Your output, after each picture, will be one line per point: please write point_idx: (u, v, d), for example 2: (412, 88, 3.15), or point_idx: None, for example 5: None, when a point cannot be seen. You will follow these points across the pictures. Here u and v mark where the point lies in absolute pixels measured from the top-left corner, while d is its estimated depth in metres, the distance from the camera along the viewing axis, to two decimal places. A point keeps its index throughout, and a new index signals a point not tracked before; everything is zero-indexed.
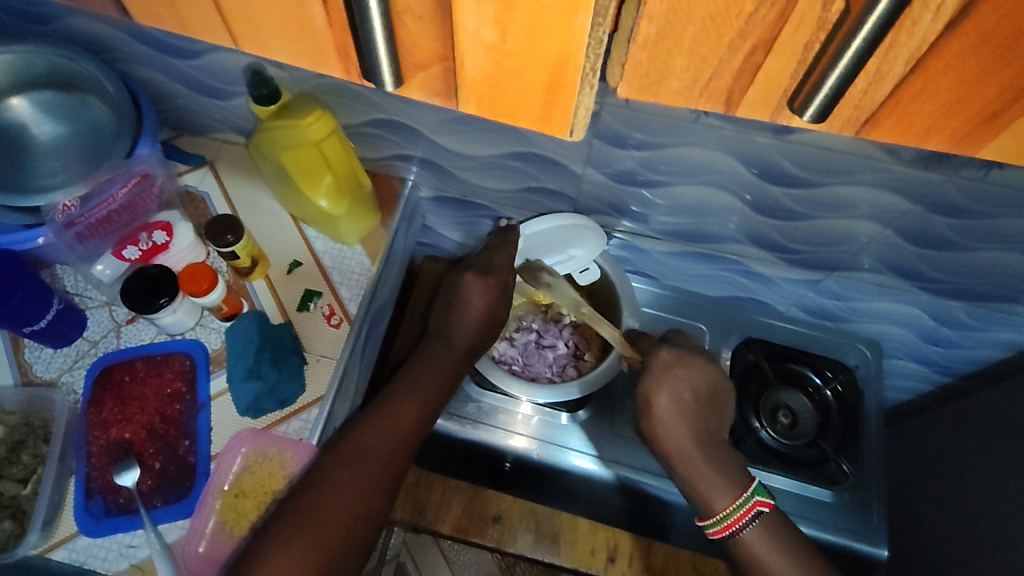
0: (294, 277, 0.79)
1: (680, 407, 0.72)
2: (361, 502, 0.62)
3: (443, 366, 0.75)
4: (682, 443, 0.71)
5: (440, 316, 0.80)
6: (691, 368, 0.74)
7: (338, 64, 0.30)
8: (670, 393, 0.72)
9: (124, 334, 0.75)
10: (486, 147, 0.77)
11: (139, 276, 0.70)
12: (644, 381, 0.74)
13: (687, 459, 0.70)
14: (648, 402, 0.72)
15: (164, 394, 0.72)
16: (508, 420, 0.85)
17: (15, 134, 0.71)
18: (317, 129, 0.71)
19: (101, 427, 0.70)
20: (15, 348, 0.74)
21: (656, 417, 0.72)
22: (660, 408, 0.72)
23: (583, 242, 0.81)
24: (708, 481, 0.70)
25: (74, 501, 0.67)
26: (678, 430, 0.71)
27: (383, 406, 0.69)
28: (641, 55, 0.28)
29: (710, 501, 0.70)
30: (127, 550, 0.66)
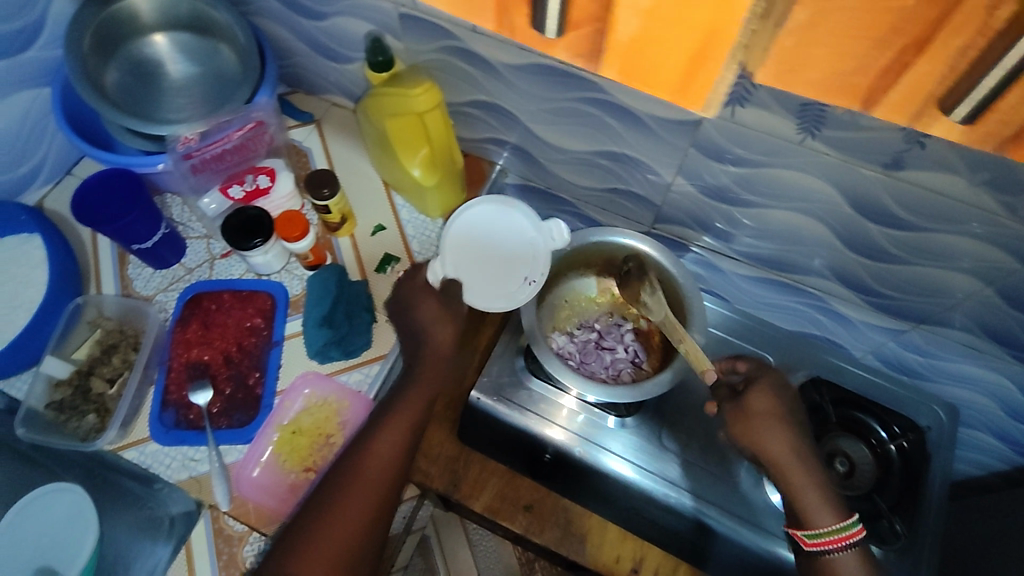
0: (377, 239, 0.84)
1: (770, 409, 0.68)
2: (356, 531, 0.61)
3: (431, 384, 0.68)
4: (787, 446, 0.67)
5: (414, 329, 0.71)
6: (777, 378, 0.71)
7: (496, 15, 0.32)
8: (770, 398, 0.69)
9: (216, 267, 0.81)
10: (581, 142, 0.78)
11: (240, 215, 0.75)
12: (746, 393, 0.70)
13: (792, 461, 0.67)
14: (749, 404, 0.69)
15: (244, 326, 0.77)
16: (550, 411, 0.87)
17: (154, 68, 0.80)
18: (423, 100, 0.72)
19: (184, 345, 0.75)
20: (121, 262, 0.81)
21: (756, 418, 0.68)
22: (759, 412, 0.68)
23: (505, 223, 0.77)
24: (816, 493, 0.66)
25: (151, 409, 0.72)
26: (773, 436, 0.67)
27: (372, 427, 0.65)
28: (787, 41, 0.31)
29: (806, 504, 0.66)
30: (189, 462, 0.70)
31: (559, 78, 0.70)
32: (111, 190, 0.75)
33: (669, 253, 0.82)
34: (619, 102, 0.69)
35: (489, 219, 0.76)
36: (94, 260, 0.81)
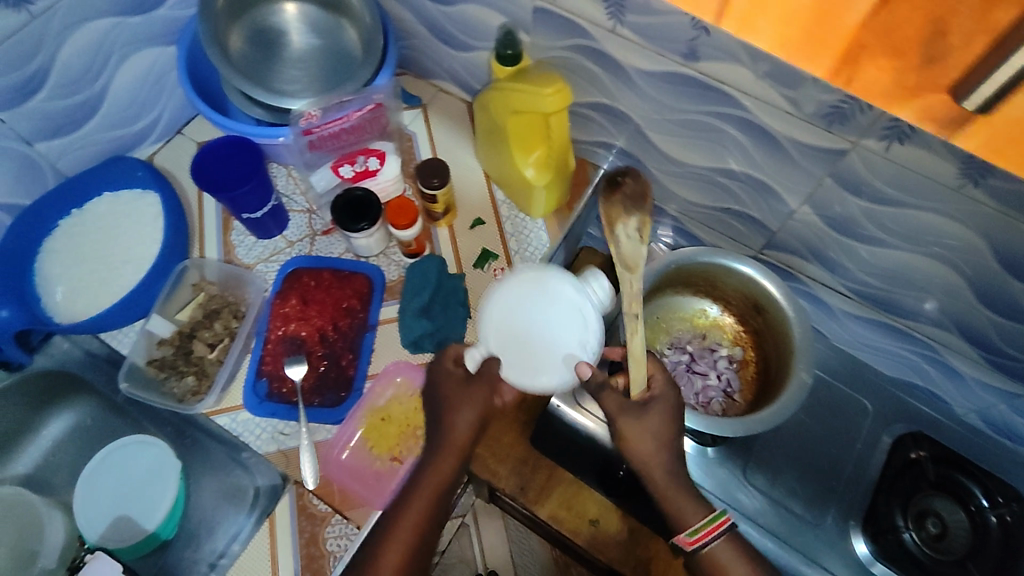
0: (475, 233, 0.83)
1: (665, 434, 0.62)
2: None
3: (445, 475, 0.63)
4: (646, 452, 0.61)
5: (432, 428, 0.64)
6: (679, 401, 0.64)
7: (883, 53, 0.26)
8: (668, 423, 0.63)
9: (317, 244, 0.81)
10: (701, 156, 0.75)
11: (346, 196, 0.75)
12: (643, 412, 0.62)
13: (651, 464, 0.61)
14: (636, 415, 0.62)
15: (341, 306, 0.77)
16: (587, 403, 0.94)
17: (279, 37, 0.79)
18: (553, 101, 0.68)
19: (282, 319, 0.76)
20: (225, 228, 0.82)
21: (643, 436, 0.61)
22: (651, 436, 0.61)
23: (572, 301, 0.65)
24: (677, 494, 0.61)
25: (246, 378, 0.73)
26: (650, 446, 0.61)
27: (381, 540, 0.60)
28: None
29: (679, 513, 0.60)
30: (279, 435, 0.71)
31: (694, 90, 0.66)
32: (229, 160, 0.77)
33: (782, 282, 0.77)
34: (759, 122, 0.65)
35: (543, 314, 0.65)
36: (198, 222, 0.82)
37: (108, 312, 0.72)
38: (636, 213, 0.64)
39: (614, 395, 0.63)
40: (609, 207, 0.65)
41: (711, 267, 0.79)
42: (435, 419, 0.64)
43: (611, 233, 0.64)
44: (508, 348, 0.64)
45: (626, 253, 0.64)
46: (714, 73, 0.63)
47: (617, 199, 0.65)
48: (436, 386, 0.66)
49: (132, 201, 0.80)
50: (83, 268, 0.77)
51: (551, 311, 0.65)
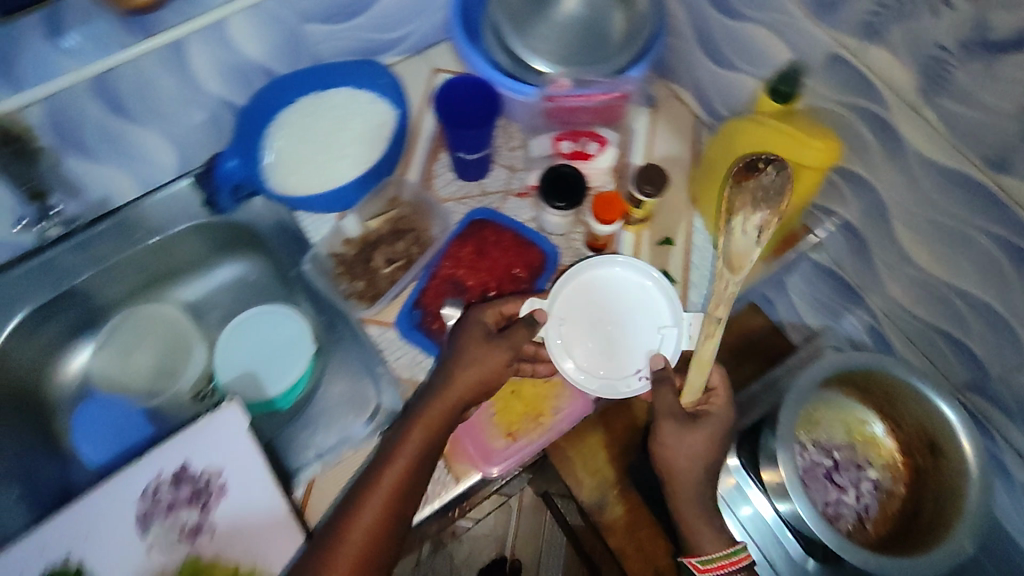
0: (662, 251, 0.79)
1: (700, 452, 0.64)
2: (377, 529, 0.60)
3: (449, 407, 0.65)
4: (686, 459, 0.64)
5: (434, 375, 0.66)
6: (727, 424, 0.66)
7: None
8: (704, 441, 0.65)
9: (508, 203, 0.82)
10: (943, 266, 0.67)
11: (556, 170, 0.76)
12: (692, 426, 0.65)
13: (678, 476, 0.65)
14: (688, 425, 0.65)
15: (511, 271, 0.78)
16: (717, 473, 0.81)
17: None
18: (815, 156, 0.64)
19: (454, 262, 0.77)
20: (432, 155, 0.84)
21: (686, 444, 0.64)
22: (689, 450, 0.64)
23: (651, 314, 0.73)
24: (700, 518, 0.65)
25: (405, 300, 0.75)
26: (694, 449, 0.64)
27: (373, 475, 0.62)
28: None
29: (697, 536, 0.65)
30: (415, 364, 0.73)
31: (978, 197, 0.59)
32: (471, 98, 0.80)
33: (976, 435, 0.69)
34: None
35: (630, 314, 0.73)
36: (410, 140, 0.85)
37: (318, 197, 0.77)
38: (764, 208, 0.63)
39: (671, 399, 0.66)
40: (734, 195, 0.64)
41: (900, 389, 0.71)
42: (441, 369, 0.66)
43: (727, 223, 0.63)
44: (577, 324, 0.72)
45: (734, 250, 0.63)
46: (1016, 187, 0.56)
47: (752, 185, 0.64)
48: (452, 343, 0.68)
49: (365, 103, 0.84)
50: (302, 145, 0.82)
51: (634, 316, 0.73)
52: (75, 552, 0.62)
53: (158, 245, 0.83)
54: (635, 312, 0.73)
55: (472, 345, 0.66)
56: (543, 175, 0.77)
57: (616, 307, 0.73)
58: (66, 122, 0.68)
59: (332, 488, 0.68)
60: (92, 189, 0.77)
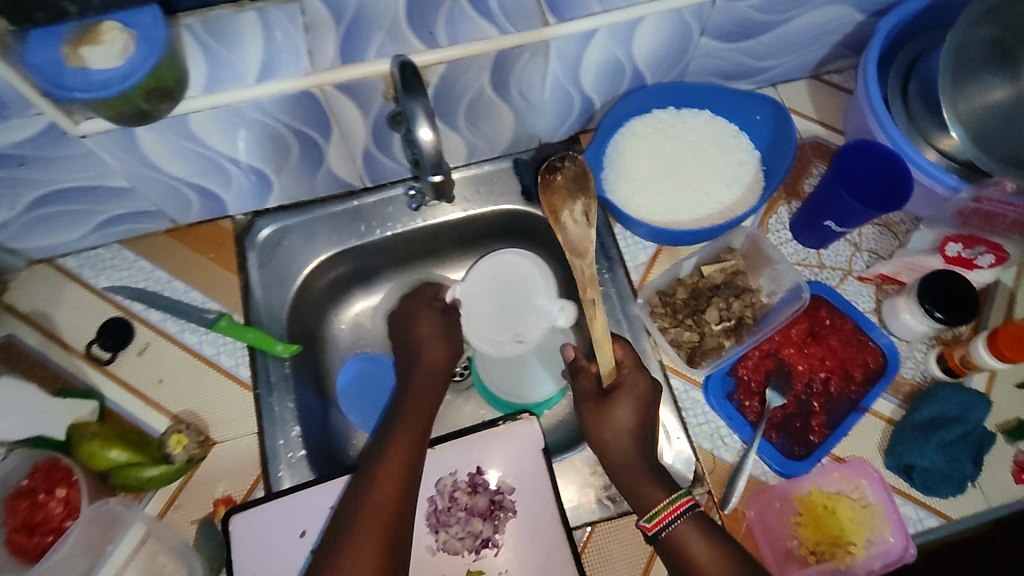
0: (1019, 396, 0.68)
1: (629, 425, 0.61)
2: (379, 516, 0.56)
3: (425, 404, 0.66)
4: (617, 431, 0.60)
5: (409, 367, 0.71)
6: (645, 391, 0.63)
7: None
8: (631, 411, 0.62)
9: (846, 284, 0.73)
10: None
11: (945, 276, 0.66)
12: (609, 401, 0.62)
13: (633, 482, 0.60)
14: (607, 409, 0.62)
15: (843, 369, 0.68)
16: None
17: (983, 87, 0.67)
18: None
19: (783, 339, 0.69)
20: (769, 209, 0.77)
21: (605, 405, 0.62)
22: (612, 425, 0.61)
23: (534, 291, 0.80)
24: (641, 485, 0.60)
25: (723, 364, 0.68)
26: (621, 417, 0.61)
27: (355, 506, 0.58)
28: None
29: (644, 495, 0.59)
30: (717, 436, 0.67)
31: None
32: (867, 166, 0.69)
33: None
34: None
35: (519, 285, 0.80)
36: None
37: (690, 234, 0.69)
38: (581, 197, 0.64)
39: (587, 382, 0.65)
40: (552, 195, 0.65)
41: None
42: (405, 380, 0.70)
43: (557, 221, 0.65)
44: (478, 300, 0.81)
45: (575, 239, 0.64)
46: None
47: (560, 186, 0.65)
48: (409, 318, 0.75)
49: (728, 135, 0.77)
50: (645, 162, 0.76)
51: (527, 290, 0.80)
52: None
53: (452, 222, 0.80)
54: (528, 286, 0.80)
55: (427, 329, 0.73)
56: (928, 276, 0.66)
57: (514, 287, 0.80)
58: (450, 87, 0.65)
59: (613, 537, 0.64)
60: None
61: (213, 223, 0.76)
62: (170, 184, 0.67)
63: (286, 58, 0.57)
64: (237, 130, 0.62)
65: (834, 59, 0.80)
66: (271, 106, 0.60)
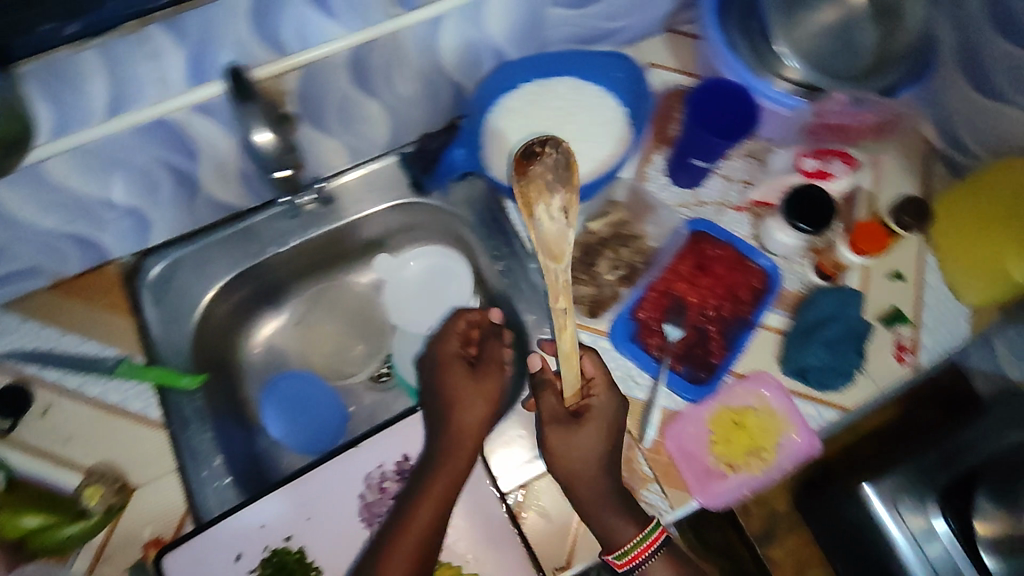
0: (891, 287, 0.74)
1: (596, 447, 0.63)
2: None
3: (444, 478, 0.61)
4: (587, 454, 0.63)
5: (441, 433, 0.63)
6: (614, 413, 0.65)
7: None
8: (598, 436, 0.64)
9: (725, 217, 0.77)
10: None
11: (803, 190, 0.72)
12: (578, 425, 0.64)
13: (599, 504, 0.62)
14: (574, 434, 0.64)
15: (731, 292, 0.73)
16: (907, 509, 0.73)
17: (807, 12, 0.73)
18: None
19: (673, 275, 0.74)
20: (645, 160, 0.80)
21: (572, 430, 0.64)
22: (580, 450, 0.63)
23: (452, 285, 0.85)
24: (604, 510, 0.62)
25: (622, 310, 0.72)
26: (587, 441, 0.63)
27: None
28: None
29: (612, 528, 0.61)
30: (629, 378, 0.70)
31: None
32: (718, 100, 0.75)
33: None
34: None
35: (441, 273, 0.85)
36: None
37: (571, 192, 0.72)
38: (558, 190, 0.66)
39: (553, 404, 0.66)
40: (529, 184, 0.67)
41: None
42: (438, 448, 0.63)
43: (532, 216, 0.67)
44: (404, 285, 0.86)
45: (549, 236, 0.67)
46: None
47: (537, 173, 0.67)
48: (433, 378, 0.68)
49: (592, 97, 0.78)
50: (520, 136, 0.78)
51: (445, 280, 0.85)
52: (290, 536, 0.61)
53: (345, 226, 0.80)
54: (448, 275, 0.85)
55: (462, 381, 0.66)
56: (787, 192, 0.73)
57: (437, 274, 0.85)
58: (314, 93, 0.66)
59: (548, 492, 0.66)
60: (309, 159, 0.75)
61: (97, 270, 0.74)
62: (39, 237, 0.65)
63: (132, 91, 0.56)
64: (97, 170, 0.61)
65: (683, 9, 0.84)
66: (128, 138, 0.60)
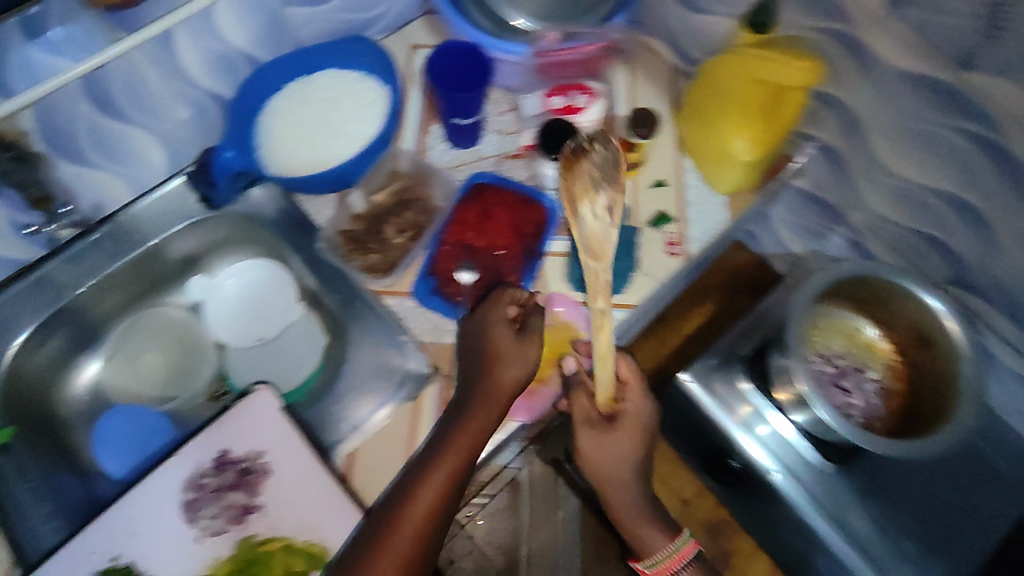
0: (656, 193, 0.83)
1: (624, 450, 0.67)
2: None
3: (467, 439, 0.62)
4: (619, 457, 0.67)
5: (476, 387, 0.64)
6: (643, 415, 0.68)
7: None
8: (630, 438, 0.67)
9: (503, 166, 0.83)
10: (916, 171, 0.73)
11: (550, 125, 0.78)
12: (610, 427, 0.67)
13: (614, 489, 0.69)
14: (607, 444, 0.67)
15: (517, 229, 0.79)
16: (732, 400, 0.87)
17: None
18: (796, 77, 0.69)
19: (461, 226, 0.79)
20: (423, 130, 0.85)
21: (605, 433, 0.67)
22: (610, 455, 0.67)
23: (272, 295, 0.84)
24: (642, 520, 0.69)
25: (419, 269, 0.76)
26: (622, 448, 0.67)
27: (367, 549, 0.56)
28: None
29: (642, 533, 0.69)
30: (437, 329, 0.74)
31: (943, 99, 0.65)
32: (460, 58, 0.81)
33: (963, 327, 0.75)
34: (1009, 151, 0.64)
35: (259, 286, 0.84)
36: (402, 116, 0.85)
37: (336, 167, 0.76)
38: (603, 186, 0.57)
39: (587, 406, 0.67)
40: (574, 180, 0.57)
41: (879, 290, 0.78)
42: (467, 397, 0.64)
43: (576, 212, 0.57)
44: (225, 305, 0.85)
45: (593, 236, 0.58)
46: (978, 86, 0.62)
47: (584, 168, 0.57)
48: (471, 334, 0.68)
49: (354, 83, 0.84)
50: (295, 131, 0.82)
51: (264, 293, 0.84)
52: (117, 557, 0.62)
53: (144, 254, 0.81)
54: (265, 286, 0.84)
55: (508, 341, 0.66)
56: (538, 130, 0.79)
57: (254, 288, 0.84)
58: (59, 128, 0.68)
59: (372, 454, 0.68)
60: (83, 196, 0.76)
61: None
62: None
63: None
64: None
65: None
66: None
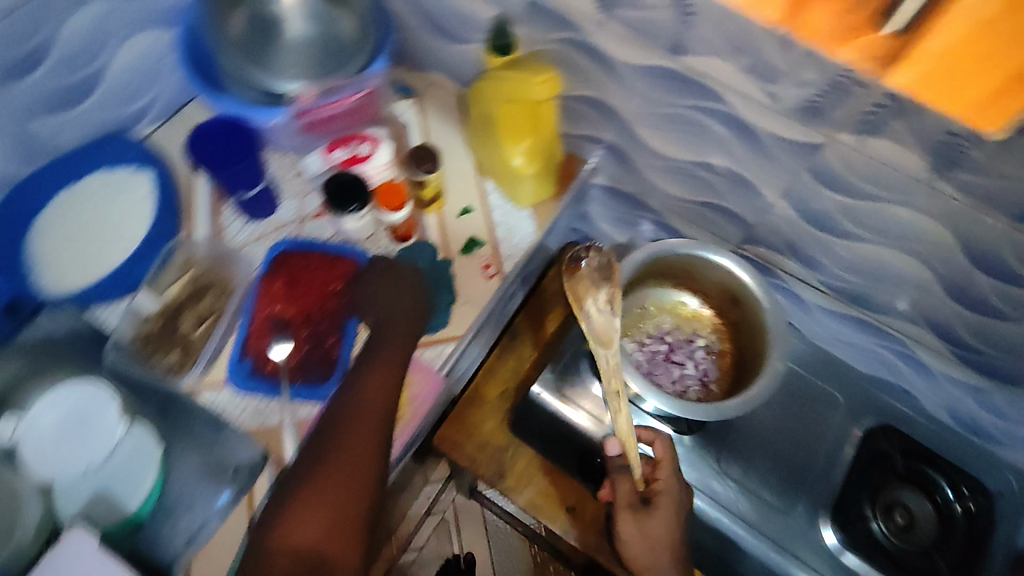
0: (463, 221, 0.84)
1: (664, 534, 0.71)
2: (336, 498, 0.58)
3: (383, 370, 0.68)
4: (658, 537, 0.71)
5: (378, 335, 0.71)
6: (677, 498, 0.74)
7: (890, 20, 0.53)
8: (666, 520, 0.72)
9: (306, 228, 0.83)
10: (681, 151, 0.78)
11: (333, 180, 0.77)
12: (647, 510, 0.72)
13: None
14: (652, 527, 0.71)
15: (327, 288, 0.77)
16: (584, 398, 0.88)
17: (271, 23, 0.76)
18: (541, 90, 0.72)
19: (268, 300, 0.76)
20: (215, 210, 0.83)
21: (650, 516, 0.72)
22: (648, 536, 0.71)
23: (100, 420, 0.67)
24: None
25: (231, 355, 0.74)
26: (658, 528, 0.71)
27: (307, 476, 0.60)
28: None
29: None
30: (261, 410, 0.72)
31: (676, 84, 0.69)
32: (224, 136, 0.82)
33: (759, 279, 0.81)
34: (740, 118, 0.69)
35: (84, 413, 0.67)
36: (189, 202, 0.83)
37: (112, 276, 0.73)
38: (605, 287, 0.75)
39: (629, 487, 0.74)
40: (576, 283, 0.75)
41: (682, 262, 0.82)
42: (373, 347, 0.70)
43: (582, 308, 0.74)
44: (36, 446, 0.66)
45: (600, 328, 0.74)
46: (696, 67, 0.66)
47: (584, 274, 0.76)
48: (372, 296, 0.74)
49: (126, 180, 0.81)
50: (71, 245, 0.77)
51: (91, 419, 0.67)
52: None
53: None
54: (90, 411, 0.67)
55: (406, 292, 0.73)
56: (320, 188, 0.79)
57: (76, 415, 0.67)
58: None
59: (219, 552, 0.67)
60: None
61: None
62: None
63: None
64: None
65: None
66: None
